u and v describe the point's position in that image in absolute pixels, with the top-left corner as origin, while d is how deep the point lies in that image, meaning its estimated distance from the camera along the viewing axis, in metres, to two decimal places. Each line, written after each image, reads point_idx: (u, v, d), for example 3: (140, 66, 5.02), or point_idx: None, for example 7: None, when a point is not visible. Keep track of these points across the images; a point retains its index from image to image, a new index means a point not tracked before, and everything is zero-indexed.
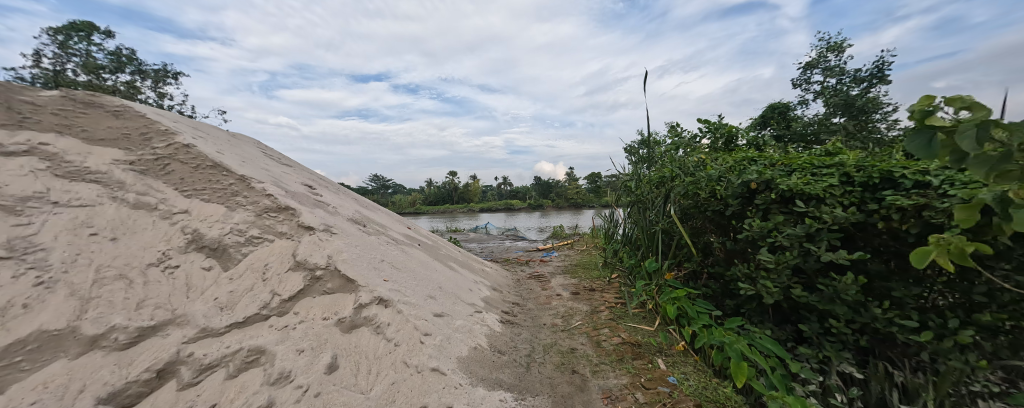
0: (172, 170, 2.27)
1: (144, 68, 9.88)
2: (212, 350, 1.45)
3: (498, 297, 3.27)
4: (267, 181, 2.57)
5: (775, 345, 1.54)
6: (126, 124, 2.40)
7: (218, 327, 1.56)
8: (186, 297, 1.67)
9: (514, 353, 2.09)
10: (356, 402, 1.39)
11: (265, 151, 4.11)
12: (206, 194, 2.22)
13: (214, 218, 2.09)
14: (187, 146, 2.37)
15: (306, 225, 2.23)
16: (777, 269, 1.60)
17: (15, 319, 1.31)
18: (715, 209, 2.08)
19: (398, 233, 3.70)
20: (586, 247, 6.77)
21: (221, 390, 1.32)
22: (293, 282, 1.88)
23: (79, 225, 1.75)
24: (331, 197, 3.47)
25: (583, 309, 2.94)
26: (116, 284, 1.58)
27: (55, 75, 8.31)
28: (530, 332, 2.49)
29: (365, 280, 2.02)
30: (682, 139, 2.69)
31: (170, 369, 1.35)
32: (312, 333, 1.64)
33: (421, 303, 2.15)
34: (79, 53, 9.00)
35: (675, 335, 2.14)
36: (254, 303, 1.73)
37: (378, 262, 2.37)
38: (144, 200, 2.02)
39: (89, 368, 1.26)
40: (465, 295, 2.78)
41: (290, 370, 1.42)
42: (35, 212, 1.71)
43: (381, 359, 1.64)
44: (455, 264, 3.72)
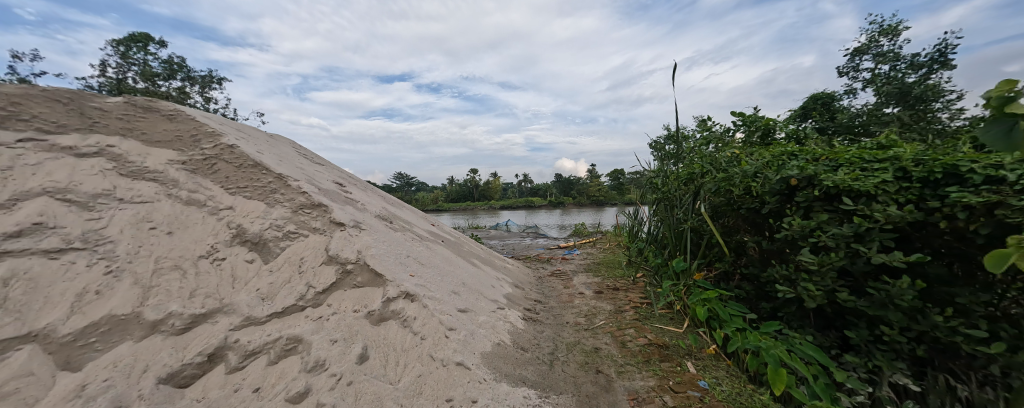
0: (218, 169, 2.43)
1: (193, 74, 10.66)
2: (255, 337, 1.56)
3: (521, 295, 3.28)
4: (302, 179, 2.71)
5: (817, 351, 1.45)
6: (179, 126, 2.58)
7: (261, 316, 1.67)
8: (232, 287, 1.80)
9: (536, 351, 2.08)
10: (386, 392, 1.44)
11: (299, 150, 4.32)
12: (247, 192, 2.37)
13: (255, 214, 2.23)
14: (231, 147, 2.54)
15: (338, 221, 2.32)
16: (820, 272, 1.50)
17: (90, 304, 1.46)
18: (750, 207, 1.97)
19: (423, 229, 3.79)
20: (609, 245, 6.64)
21: (263, 375, 1.42)
22: (326, 276, 1.98)
23: (141, 220, 1.92)
24: (360, 195, 3.60)
25: (607, 309, 2.88)
26: (172, 274, 1.73)
27: (118, 83, 9.15)
28: (553, 330, 2.47)
29: (392, 275, 2.08)
30: (715, 132, 2.56)
31: (219, 354, 1.47)
32: (344, 325, 1.72)
33: (445, 299, 2.19)
34: (138, 63, 9.84)
35: (706, 337, 2.06)
36: (292, 295, 1.83)
37: (404, 257, 2.44)
38: (195, 197, 2.19)
39: (150, 350, 1.39)
40: (487, 292, 2.80)
41: (324, 358, 1.50)
42: (105, 208, 1.90)
43: (409, 351, 1.69)
44: (478, 260, 3.75)
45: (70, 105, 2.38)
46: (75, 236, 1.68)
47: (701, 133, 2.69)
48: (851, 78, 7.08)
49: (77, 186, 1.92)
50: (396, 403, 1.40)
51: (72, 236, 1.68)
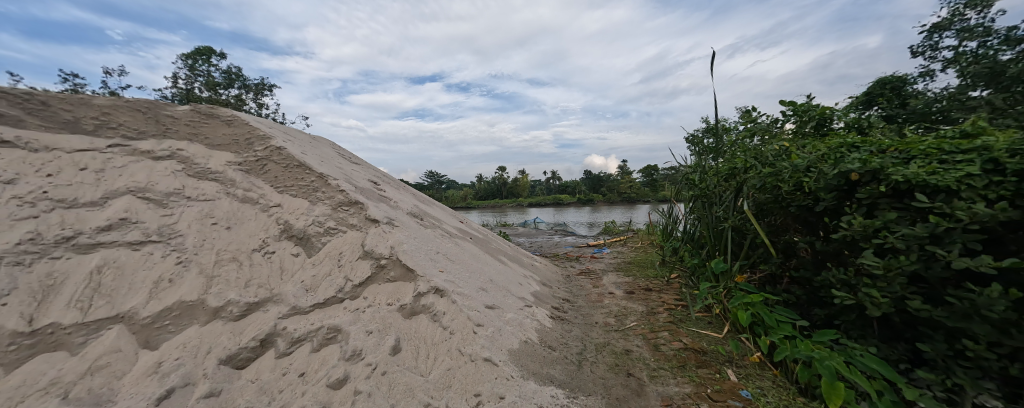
0: (268, 169, 2.60)
1: (248, 83, 11.56)
2: (300, 326, 1.65)
3: (549, 293, 3.24)
4: (340, 178, 2.83)
5: (883, 365, 1.30)
6: (234, 130, 2.76)
7: (305, 306, 1.77)
8: (280, 279, 1.92)
9: (564, 350, 2.05)
10: (417, 384, 1.47)
11: (338, 150, 4.54)
12: (292, 190, 2.51)
13: (300, 211, 2.36)
14: (278, 148, 2.70)
15: (373, 218, 2.41)
16: (886, 277, 1.34)
17: (164, 291, 1.63)
18: (802, 204, 1.80)
19: (452, 226, 3.86)
20: (641, 244, 6.39)
21: (307, 361, 1.50)
22: (362, 270, 2.05)
23: (205, 216, 2.10)
24: (393, 193, 3.72)
25: (640, 310, 2.78)
26: (230, 265, 1.87)
27: (187, 93, 10.13)
28: (582, 330, 2.42)
29: (422, 270, 2.13)
30: (761, 124, 2.37)
31: (270, 339, 1.57)
32: (378, 317, 1.78)
33: (473, 295, 2.21)
34: (203, 74, 10.82)
35: (749, 344, 1.93)
36: (332, 287, 1.92)
37: (434, 253, 2.48)
38: (247, 195, 2.35)
39: (211, 334, 1.51)
40: (515, 289, 2.79)
41: (361, 348, 1.56)
42: (176, 204, 2.09)
43: (438, 345, 1.72)
44: (506, 258, 3.76)
45: (148, 114, 2.59)
46: (151, 230, 1.88)
47: (745, 125, 2.50)
48: (926, 59, 6.28)
49: (153, 185, 2.14)
50: (427, 396, 1.42)
51: (150, 230, 1.88)
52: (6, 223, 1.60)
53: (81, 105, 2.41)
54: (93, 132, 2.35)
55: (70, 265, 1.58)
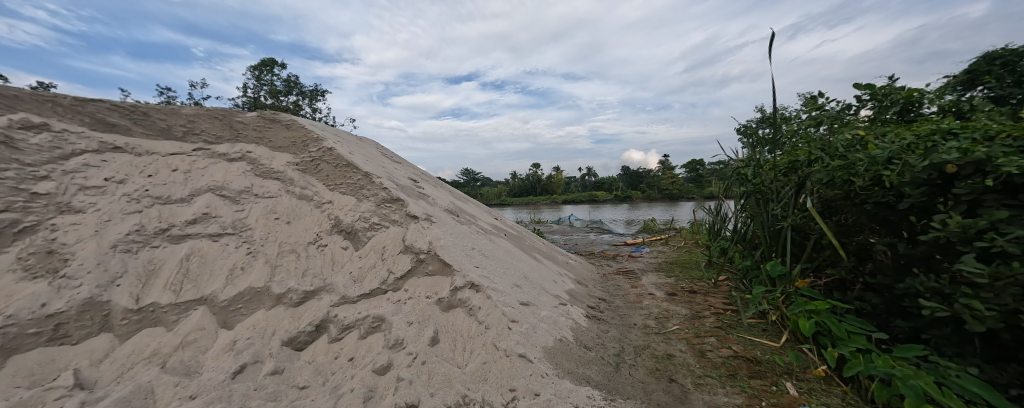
0: (321, 169, 2.79)
1: (304, 89, 12.53)
2: (349, 314, 1.77)
3: (583, 292, 3.17)
4: (383, 176, 2.97)
5: (986, 389, 1.11)
6: (291, 133, 2.98)
7: (353, 296, 1.88)
8: (331, 270, 2.05)
9: (601, 351, 1.99)
10: (454, 374, 1.51)
11: (382, 150, 4.77)
12: (341, 187, 2.67)
13: (348, 207, 2.51)
14: (328, 149, 2.88)
15: (413, 214, 2.50)
16: (992, 286, 1.14)
17: (238, 277, 1.83)
18: (880, 201, 1.59)
19: (486, 223, 3.92)
20: (685, 244, 6.04)
21: (355, 347, 1.60)
22: (403, 263, 2.14)
23: (269, 212, 2.31)
24: (430, 190, 3.85)
25: (683, 313, 2.62)
26: (290, 256, 2.04)
27: (254, 100, 11.22)
28: (620, 331, 2.34)
29: (459, 265, 2.17)
30: (829, 111, 2.13)
31: (324, 325, 1.70)
32: (418, 309, 1.85)
33: (508, 291, 2.22)
34: (268, 83, 11.90)
35: (812, 356, 1.75)
36: (377, 278, 2.03)
37: (470, 249, 2.53)
38: (303, 192, 2.54)
39: (275, 318, 1.67)
40: (550, 287, 2.77)
41: (402, 338, 1.63)
42: (246, 201, 2.32)
43: (474, 339, 1.75)
44: (540, 255, 3.74)
45: (224, 120, 2.88)
46: (225, 224, 2.10)
47: (809, 113, 2.26)
48: None
49: (228, 183, 2.38)
50: (464, 387, 1.45)
51: (226, 223, 2.10)
52: (117, 216, 1.88)
53: (172, 114, 2.71)
54: (182, 138, 2.63)
55: (165, 253, 1.83)
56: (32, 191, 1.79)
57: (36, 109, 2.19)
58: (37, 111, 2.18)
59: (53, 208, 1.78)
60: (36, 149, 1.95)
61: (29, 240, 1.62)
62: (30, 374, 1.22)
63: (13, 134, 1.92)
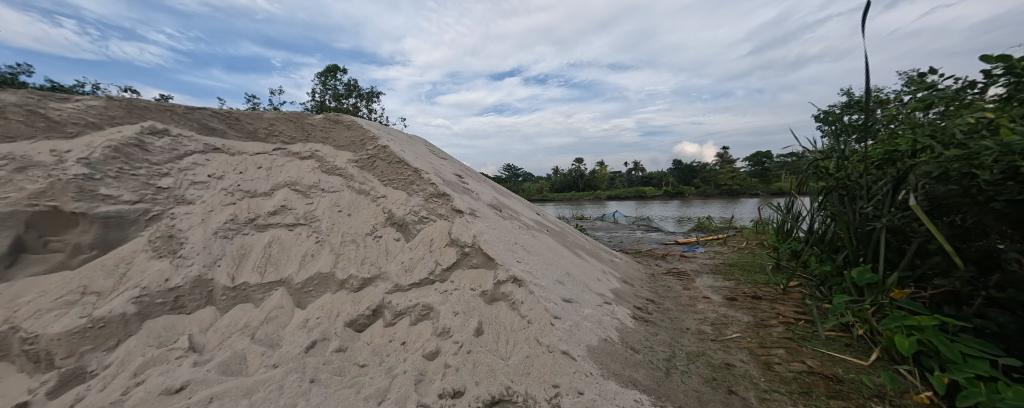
0: (376, 165, 2.97)
1: (362, 92, 13.47)
2: (401, 301, 1.89)
3: (630, 292, 3.04)
4: (431, 172, 3.10)
5: None
6: (350, 132, 3.22)
7: (405, 285, 2.00)
8: (385, 259, 2.20)
9: (649, 354, 1.90)
10: (498, 366, 1.54)
11: (430, 147, 4.98)
12: (394, 182, 2.83)
13: (400, 201, 2.65)
14: (383, 146, 3.06)
15: (458, 209, 2.58)
16: None
17: (309, 263, 2.04)
18: (1015, 198, 1.30)
19: (529, 218, 3.92)
20: (747, 244, 5.48)
21: (407, 332, 1.71)
22: (450, 255, 2.22)
23: (333, 204, 2.53)
24: (474, 185, 3.94)
25: (746, 320, 2.40)
26: (351, 246, 2.23)
27: (321, 103, 12.35)
28: (670, 335, 2.22)
29: (502, 259, 2.20)
30: (944, 91, 1.77)
31: (380, 310, 1.83)
32: (464, 300, 1.91)
33: (550, 287, 2.20)
34: (332, 87, 13.02)
35: (911, 379, 1.50)
36: (426, 269, 2.13)
37: (512, 244, 2.55)
38: (361, 187, 2.74)
39: (339, 301, 1.85)
40: (594, 285, 2.70)
41: (449, 327, 1.70)
42: (315, 194, 2.57)
43: (517, 332, 1.77)
44: (584, 252, 3.66)
45: (296, 122, 3.20)
46: (298, 215, 2.34)
47: (915, 94, 1.91)
48: None
49: (300, 179, 2.65)
50: (507, 379, 1.48)
51: (298, 215, 2.35)
52: (217, 207, 2.19)
53: (257, 118, 3.06)
54: (264, 139, 2.98)
55: (253, 240, 2.10)
56: (158, 185, 2.16)
57: (160, 118, 2.60)
58: (160, 119, 2.60)
59: (171, 200, 2.13)
60: (160, 151, 2.34)
61: (156, 227, 1.96)
62: (158, 335, 1.51)
63: (144, 139, 2.32)
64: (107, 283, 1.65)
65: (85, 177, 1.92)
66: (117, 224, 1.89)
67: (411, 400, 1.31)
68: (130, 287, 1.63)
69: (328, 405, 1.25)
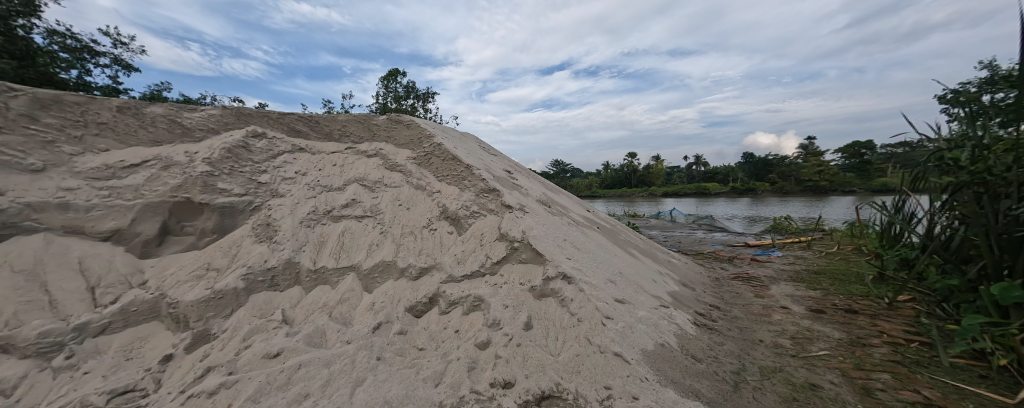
0: (432, 161, 3.12)
1: (419, 93, 14.20)
2: (455, 291, 1.97)
3: (691, 296, 2.82)
4: (482, 168, 3.17)
5: None
6: (409, 131, 3.41)
7: (458, 276, 2.09)
8: (439, 250, 2.31)
9: (714, 365, 1.75)
10: (548, 361, 1.55)
11: (481, 144, 5.10)
12: (448, 178, 2.95)
13: (453, 196, 2.76)
14: (438, 143, 3.20)
15: (507, 204, 2.61)
16: None
17: (374, 252, 2.23)
18: None
19: (579, 215, 3.83)
20: (837, 250, 4.73)
21: (460, 320, 1.79)
22: (499, 249, 2.26)
23: (395, 198, 2.72)
24: (523, 181, 3.95)
25: (837, 337, 2.09)
26: (410, 237, 2.38)
27: (383, 105, 13.36)
28: (739, 345, 2.02)
29: (551, 255, 2.18)
30: None
31: (435, 298, 1.94)
32: (514, 294, 1.94)
33: (602, 286, 2.13)
34: (393, 90, 13.99)
35: None
36: (477, 261, 2.20)
37: (562, 241, 2.51)
38: (418, 183, 2.90)
39: (400, 288, 2.00)
40: (649, 286, 2.55)
41: (499, 319, 1.74)
42: (379, 189, 2.79)
43: (567, 330, 1.75)
44: (638, 251, 3.47)
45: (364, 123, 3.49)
46: (365, 208, 2.57)
47: None
48: None
49: (367, 175, 2.89)
50: (557, 375, 1.48)
51: (365, 208, 2.57)
52: (302, 200, 2.49)
53: (331, 120, 3.39)
54: (338, 140, 3.30)
55: (329, 229, 2.36)
56: (258, 181, 2.51)
57: (260, 122, 3.00)
58: (260, 123, 3.00)
59: (268, 193, 2.48)
60: (259, 151, 2.73)
61: (257, 216, 2.30)
62: (260, 308, 1.79)
63: (248, 141, 2.71)
64: (223, 262, 1.98)
65: (206, 174, 2.32)
66: (230, 213, 2.26)
67: (465, 386, 1.39)
68: (239, 267, 1.94)
69: (391, 382, 1.37)
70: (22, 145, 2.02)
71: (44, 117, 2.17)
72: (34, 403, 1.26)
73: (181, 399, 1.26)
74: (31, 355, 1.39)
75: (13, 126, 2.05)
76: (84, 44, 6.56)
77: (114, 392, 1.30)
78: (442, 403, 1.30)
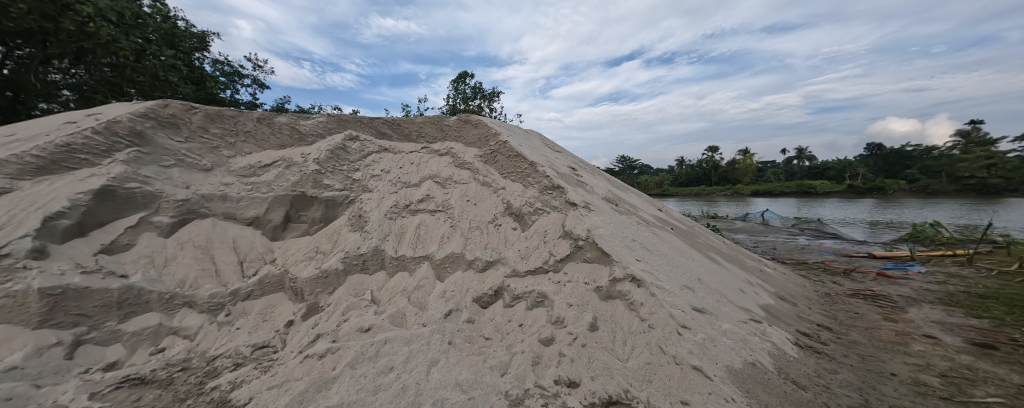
0: (497, 159, 3.19)
1: (487, 93, 14.70)
2: (520, 286, 2.01)
3: (790, 311, 2.43)
4: (546, 164, 3.15)
5: None
6: (477, 130, 3.53)
7: (522, 271, 2.12)
8: (504, 246, 2.38)
9: (824, 396, 1.48)
10: (615, 365, 1.49)
11: (545, 141, 5.07)
12: (512, 175, 3.00)
13: (517, 192, 2.80)
14: (504, 141, 3.25)
15: (572, 202, 2.55)
16: None
17: (445, 244, 2.39)
18: None
19: (649, 214, 3.57)
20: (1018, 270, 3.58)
21: (524, 315, 1.83)
22: (563, 247, 2.22)
23: (464, 195, 2.86)
24: (589, 178, 3.82)
25: (1017, 384, 1.59)
26: (477, 232, 2.49)
27: (454, 107, 14.15)
28: (859, 377, 1.67)
29: (618, 256, 2.07)
30: None
31: (500, 291, 2.01)
32: (578, 293, 1.90)
33: (677, 292, 1.95)
34: (463, 91, 14.71)
35: None
36: (540, 258, 2.20)
37: (630, 241, 2.37)
38: (484, 180, 3.00)
39: (469, 279, 2.12)
40: (734, 296, 2.26)
41: (563, 317, 1.73)
42: (450, 186, 2.96)
43: (636, 335, 1.65)
44: (720, 257, 3.11)
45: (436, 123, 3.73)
46: (438, 203, 2.75)
47: None
48: None
49: (439, 172, 3.09)
50: (626, 382, 1.41)
51: (438, 203, 2.76)
52: (385, 195, 2.78)
53: (410, 122, 3.70)
54: (415, 140, 3.59)
55: (407, 222, 2.59)
56: (353, 178, 2.87)
57: (354, 127, 3.42)
58: (354, 127, 3.42)
59: (360, 189, 2.82)
60: (354, 152, 3.11)
61: (351, 208, 2.64)
62: (354, 288, 2.07)
63: (345, 143, 3.11)
64: (327, 246, 2.33)
65: (315, 172, 2.73)
66: (332, 205, 2.64)
67: (530, 380, 1.41)
68: (339, 252, 2.26)
69: (462, 366, 1.46)
70: (199, 150, 2.63)
71: (211, 128, 2.80)
72: (206, 348, 1.66)
73: (300, 358, 1.51)
74: (205, 310, 1.83)
75: (194, 136, 2.68)
76: (234, 69, 8.27)
77: (255, 346, 1.65)
78: (509, 393, 1.34)
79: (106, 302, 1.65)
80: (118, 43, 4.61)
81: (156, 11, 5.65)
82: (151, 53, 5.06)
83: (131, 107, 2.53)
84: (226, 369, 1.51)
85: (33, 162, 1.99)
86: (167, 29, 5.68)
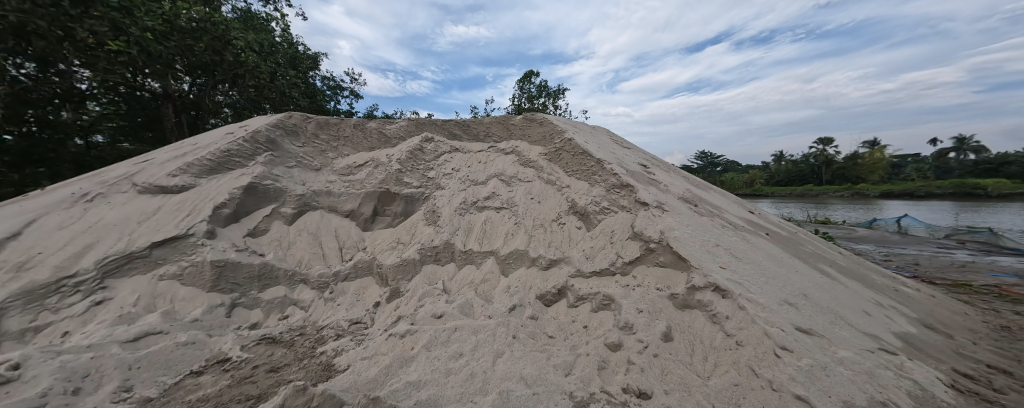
0: (562, 157, 3.15)
1: (551, 91, 14.59)
2: (584, 287, 1.97)
3: (940, 345, 1.91)
4: (614, 162, 3.00)
5: None
6: (542, 128, 3.53)
7: (586, 271, 2.07)
8: (568, 245, 2.35)
9: None
10: (693, 381, 1.36)
11: (613, 137, 4.84)
12: (578, 173, 2.94)
13: (582, 191, 2.74)
14: (569, 138, 3.19)
15: (643, 201, 2.40)
16: None
17: (511, 240, 2.46)
18: None
19: (736, 216, 3.16)
20: None
21: (589, 317, 1.79)
22: (632, 249, 2.11)
23: (529, 193, 2.90)
24: (662, 176, 3.54)
25: None
26: (541, 230, 2.51)
27: (518, 106, 14.34)
28: None
29: (698, 262, 1.87)
30: None
31: (564, 290, 2.00)
32: (649, 298, 1.79)
33: (774, 307, 1.69)
34: (528, 90, 14.81)
35: None
36: (607, 258, 2.12)
37: (711, 246, 2.13)
38: (549, 178, 3.00)
39: (533, 276, 2.15)
40: (854, 319, 1.88)
41: (633, 322, 1.64)
42: (515, 184, 3.03)
43: (719, 352, 1.49)
44: (834, 270, 2.60)
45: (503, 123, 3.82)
46: (503, 200, 2.83)
47: None
48: None
49: (505, 170, 3.17)
50: (706, 400, 1.28)
51: (504, 200, 2.84)
52: (456, 192, 2.96)
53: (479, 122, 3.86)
54: (483, 140, 3.74)
55: (475, 218, 2.72)
56: (428, 176, 3.12)
57: (429, 129, 3.70)
58: (429, 129, 3.71)
59: (434, 186, 3.06)
60: (430, 153, 3.37)
61: (426, 204, 2.89)
62: (429, 277, 2.26)
63: (423, 145, 3.39)
64: (406, 238, 2.59)
65: (397, 171, 3.05)
66: (411, 201, 2.92)
67: (595, 384, 1.38)
68: (416, 243, 2.49)
69: (526, 360, 1.49)
70: (311, 153, 3.15)
71: (320, 134, 3.31)
72: (317, 319, 1.98)
73: (386, 335, 1.71)
74: (315, 287, 2.19)
75: (308, 141, 3.20)
76: (336, 83, 9.65)
77: (351, 321, 1.91)
78: (574, 394, 1.32)
79: (251, 274, 2.09)
80: (259, 68, 5.69)
81: (284, 39, 6.86)
82: (281, 74, 6.21)
83: (268, 119, 3.14)
84: (330, 337, 1.78)
85: (208, 164, 2.60)
86: (291, 53, 6.87)
